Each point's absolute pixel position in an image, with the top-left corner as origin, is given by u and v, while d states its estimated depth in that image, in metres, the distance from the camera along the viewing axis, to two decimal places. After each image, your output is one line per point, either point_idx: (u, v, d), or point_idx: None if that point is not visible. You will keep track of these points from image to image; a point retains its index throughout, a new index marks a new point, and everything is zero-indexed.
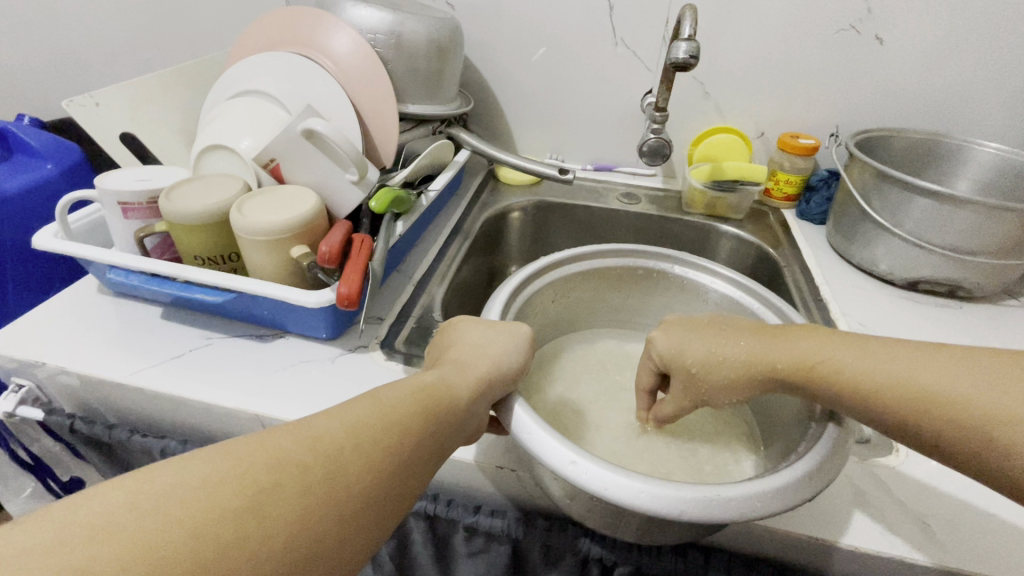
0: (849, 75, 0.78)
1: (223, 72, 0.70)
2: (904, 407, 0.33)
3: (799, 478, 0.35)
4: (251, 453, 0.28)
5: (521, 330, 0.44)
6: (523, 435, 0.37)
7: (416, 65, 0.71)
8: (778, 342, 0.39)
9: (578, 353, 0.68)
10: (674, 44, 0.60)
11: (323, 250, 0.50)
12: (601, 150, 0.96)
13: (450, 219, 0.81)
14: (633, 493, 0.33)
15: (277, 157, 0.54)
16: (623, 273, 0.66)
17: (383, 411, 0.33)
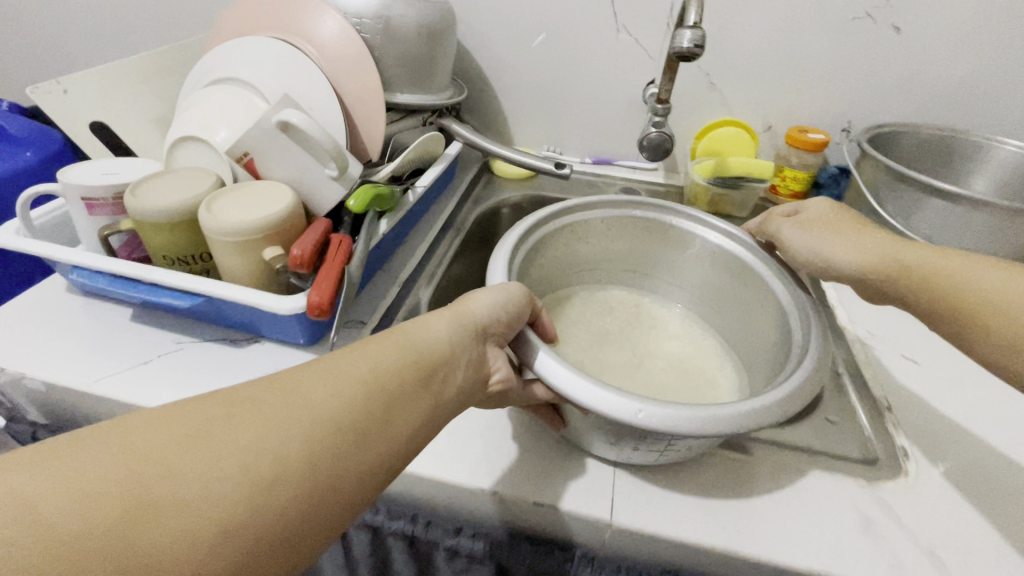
0: (863, 66, 0.74)
1: (200, 58, 0.66)
2: (993, 327, 0.41)
3: (770, 404, 0.41)
4: (228, 405, 0.29)
5: (513, 284, 0.48)
6: (577, 392, 0.40)
7: (404, 53, 0.67)
8: (903, 249, 0.48)
9: (583, 298, 0.78)
10: (679, 32, 0.56)
11: (295, 253, 0.47)
12: (601, 143, 0.92)
13: (442, 213, 0.77)
14: (695, 424, 0.39)
15: (251, 150, 0.50)
16: (608, 223, 0.73)
17: (369, 363, 0.35)
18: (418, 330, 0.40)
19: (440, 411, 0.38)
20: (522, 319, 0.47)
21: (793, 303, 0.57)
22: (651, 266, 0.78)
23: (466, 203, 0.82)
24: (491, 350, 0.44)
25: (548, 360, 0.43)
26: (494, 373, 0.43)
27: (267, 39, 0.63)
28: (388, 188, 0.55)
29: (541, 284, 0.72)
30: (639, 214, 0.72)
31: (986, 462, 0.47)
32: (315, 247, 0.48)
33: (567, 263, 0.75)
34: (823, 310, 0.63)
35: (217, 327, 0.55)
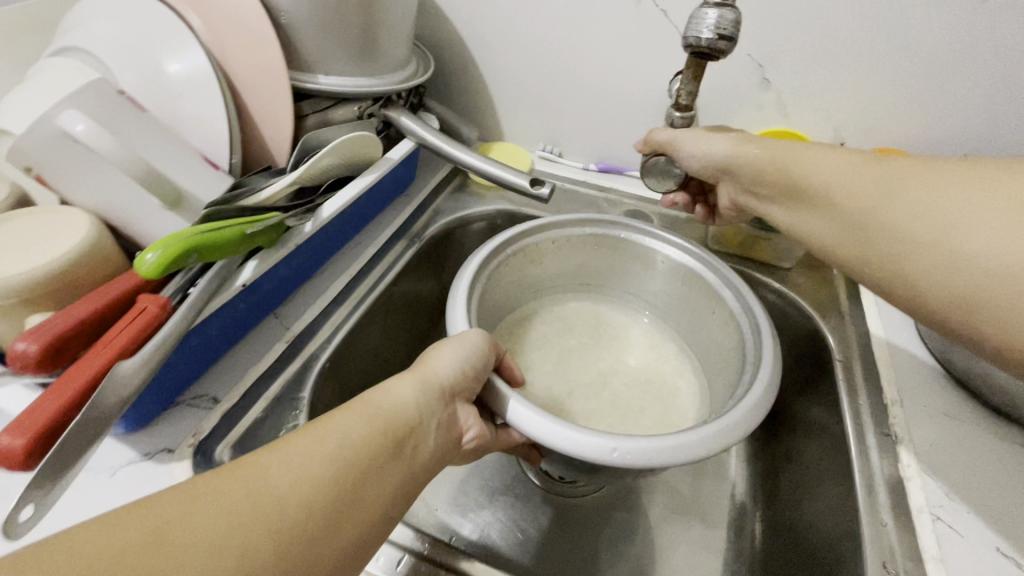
0: (1000, 67, 0.49)
1: (67, 15, 0.50)
2: (848, 224, 0.39)
3: (729, 426, 0.37)
4: (177, 500, 0.24)
5: (475, 331, 0.40)
6: (548, 439, 0.36)
7: (325, 18, 0.49)
8: (773, 144, 0.45)
9: (544, 319, 0.62)
10: (697, 12, 0.35)
11: (16, 349, 0.28)
12: (610, 145, 0.71)
13: (385, 229, 0.60)
14: (672, 455, 0.35)
15: (34, 167, 0.34)
16: (561, 243, 0.58)
17: (342, 440, 0.29)
18: (383, 393, 0.34)
19: (418, 481, 0.33)
20: (489, 367, 0.40)
21: (765, 320, 0.46)
22: (610, 283, 0.63)
23: (423, 214, 0.64)
24: (461, 407, 0.38)
25: (516, 402, 0.38)
26: (465, 432, 0.38)
27: None
28: (227, 235, 0.36)
29: (495, 315, 0.58)
30: (592, 231, 0.58)
31: None
32: (64, 333, 0.30)
33: (521, 287, 0.60)
34: (847, 383, 0.49)
35: None
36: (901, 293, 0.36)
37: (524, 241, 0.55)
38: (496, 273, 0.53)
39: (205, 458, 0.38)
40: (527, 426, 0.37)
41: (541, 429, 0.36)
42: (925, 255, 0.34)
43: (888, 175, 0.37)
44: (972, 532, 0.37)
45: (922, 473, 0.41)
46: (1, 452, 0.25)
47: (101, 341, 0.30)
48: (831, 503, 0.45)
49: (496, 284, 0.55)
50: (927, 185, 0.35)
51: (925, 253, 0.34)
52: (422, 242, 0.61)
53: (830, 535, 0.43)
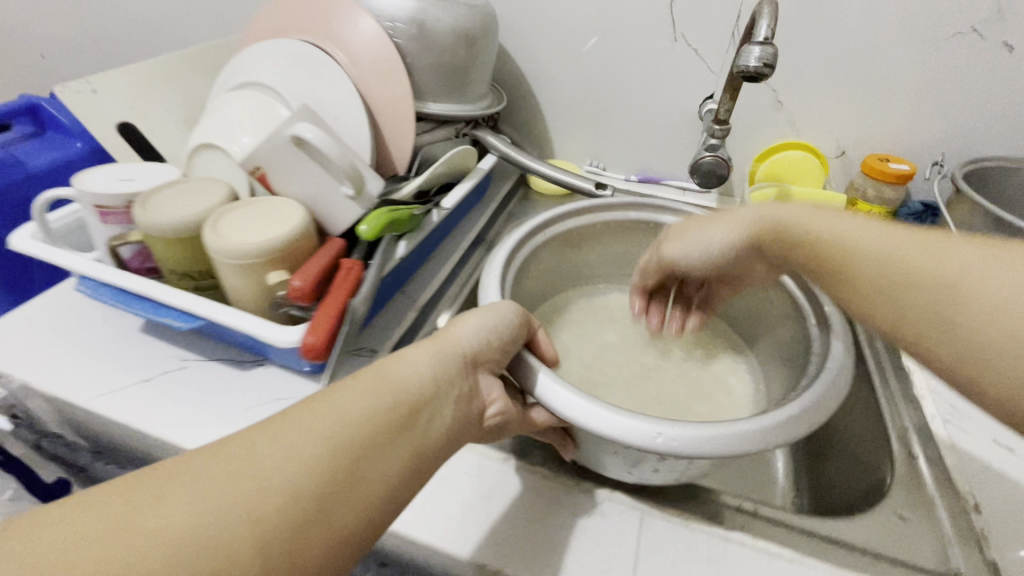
0: (963, 88, 0.64)
1: (231, 60, 0.63)
2: (884, 276, 0.33)
3: (774, 427, 0.38)
4: (202, 460, 0.28)
5: (505, 305, 0.44)
6: (586, 421, 0.38)
7: (438, 59, 0.62)
8: (773, 207, 0.42)
9: (581, 306, 0.70)
10: (746, 48, 0.49)
11: (296, 284, 0.42)
12: (647, 160, 0.84)
13: (473, 227, 0.72)
14: (715, 446, 0.37)
15: (263, 164, 0.47)
16: (603, 229, 0.67)
17: (348, 414, 0.32)
18: (396, 366, 0.36)
19: (430, 454, 0.35)
20: (517, 339, 0.43)
21: (812, 297, 0.53)
22: None
23: (498, 219, 0.77)
24: (483, 380, 0.41)
25: (547, 378, 0.41)
26: (489, 405, 0.41)
27: (297, 43, 0.60)
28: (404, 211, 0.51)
29: (533, 299, 0.66)
30: (638, 216, 0.67)
31: None
32: (319, 277, 0.43)
33: (561, 272, 0.68)
34: (866, 335, 0.61)
35: (224, 346, 0.53)
36: (940, 342, 0.30)
37: (561, 228, 0.63)
38: (530, 257, 0.61)
39: None
40: (564, 406, 0.39)
41: (585, 412, 0.38)
42: (967, 305, 0.30)
43: (909, 235, 0.34)
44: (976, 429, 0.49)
45: (933, 393, 0.53)
46: (309, 347, 0.39)
47: (335, 286, 0.43)
48: (859, 425, 0.56)
49: (535, 266, 0.62)
50: (962, 254, 0.31)
51: (957, 300, 0.30)
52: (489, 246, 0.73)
53: (862, 447, 0.54)
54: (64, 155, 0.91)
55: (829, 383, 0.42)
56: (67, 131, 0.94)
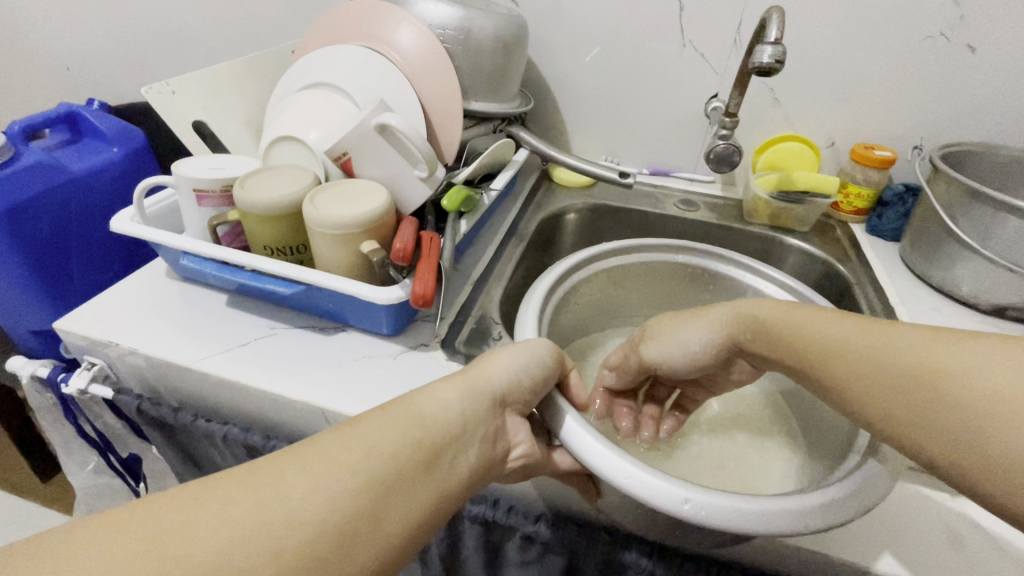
0: (935, 84, 0.73)
1: (294, 64, 0.69)
2: (860, 364, 0.35)
3: (813, 507, 0.35)
4: (236, 482, 0.29)
5: (540, 342, 0.44)
6: (613, 475, 0.36)
7: (481, 62, 0.69)
8: (752, 302, 0.43)
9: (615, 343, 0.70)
10: (759, 47, 0.57)
11: (397, 247, 0.51)
12: (658, 155, 0.93)
13: (508, 216, 0.80)
14: (755, 522, 0.34)
15: (349, 150, 0.54)
16: (641, 267, 0.66)
17: (376, 448, 0.32)
18: (426, 401, 0.37)
19: (450, 497, 0.35)
20: (547, 383, 0.44)
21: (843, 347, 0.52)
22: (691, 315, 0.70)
23: (530, 207, 0.84)
24: (510, 421, 0.41)
25: (580, 429, 0.40)
26: (514, 447, 0.41)
27: (356, 47, 0.66)
28: (469, 194, 0.60)
29: (566, 336, 0.66)
30: (685, 259, 0.66)
31: None
32: (412, 243, 0.52)
33: (596, 309, 0.68)
34: (862, 298, 0.70)
35: (306, 316, 0.58)
36: (933, 440, 0.31)
37: (593, 266, 0.62)
38: (563, 297, 0.59)
39: (450, 347, 0.55)
40: (591, 456, 0.38)
41: (616, 469, 0.36)
42: (950, 403, 0.30)
43: (882, 326, 0.36)
44: None
45: None
46: (419, 295, 0.48)
47: (426, 253, 0.51)
48: None
49: (568, 305, 0.61)
50: (911, 343, 0.33)
51: (937, 393, 0.31)
52: (526, 241, 0.76)
53: None
54: (100, 160, 0.75)
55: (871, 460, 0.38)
56: (104, 136, 0.78)
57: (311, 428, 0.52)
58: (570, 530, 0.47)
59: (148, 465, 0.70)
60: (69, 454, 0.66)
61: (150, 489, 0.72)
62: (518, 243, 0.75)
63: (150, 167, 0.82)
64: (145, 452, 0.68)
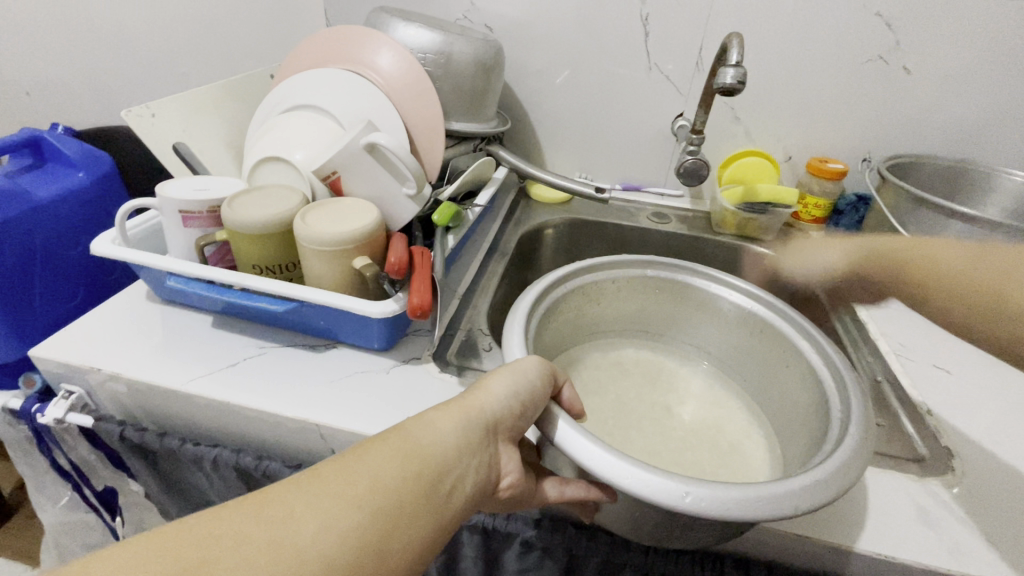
0: (876, 101, 0.80)
1: (277, 87, 0.70)
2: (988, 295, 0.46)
3: (813, 486, 0.35)
4: (240, 513, 0.27)
5: (530, 360, 0.40)
6: (610, 477, 0.34)
7: (461, 84, 0.72)
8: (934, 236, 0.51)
9: (597, 360, 0.65)
10: (722, 69, 0.62)
11: (392, 261, 0.51)
12: (629, 171, 0.97)
13: (491, 231, 0.82)
14: (751, 508, 0.33)
15: (338, 169, 0.56)
16: (620, 283, 0.63)
17: (378, 477, 0.30)
18: (422, 429, 0.34)
19: (450, 527, 0.33)
20: (542, 401, 0.39)
21: (846, 365, 0.47)
22: (668, 330, 0.67)
23: (510, 224, 0.86)
24: (502, 449, 0.38)
25: (570, 430, 0.37)
26: (502, 479, 0.37)
27: (338, 70, 0.68)
28: (455, 208, 0.62)
29: (549, 354, 0.61)
30: (654, 274, 0.63)
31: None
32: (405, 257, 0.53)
33: (577, 327, 0.63)
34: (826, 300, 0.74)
35: (295, 334, 0.58)
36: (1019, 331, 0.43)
37: (572, 281, 0.59)
38: (545, 314, 0.55)
39: (442, 360, 0.57)
40: (587, 459, 0.35)
41: (608, 466, 0.34)
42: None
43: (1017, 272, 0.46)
44: (919, 359, 0.62)
45: (885, 337, 0.66)
46: (416, 307, 0.49)
47: (420, 268, 0.53)
48: None
49: (551, 321, 0.58)
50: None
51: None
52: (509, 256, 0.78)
53: None
54: (68, 185, 0.73)
55: (854, 438, 0.39)
56: (74, 161, 0.76)
57: (306, 447, 0.51)
58: (568, 534, 0.47)
59: (123, 499, 0.67)
60: (40, 490, 0.63)
61: (126, 524, 0.69)
62: (500, 259, 0.77)
63: (119, 193, 0.80)
64: (122, 484, 0.65)
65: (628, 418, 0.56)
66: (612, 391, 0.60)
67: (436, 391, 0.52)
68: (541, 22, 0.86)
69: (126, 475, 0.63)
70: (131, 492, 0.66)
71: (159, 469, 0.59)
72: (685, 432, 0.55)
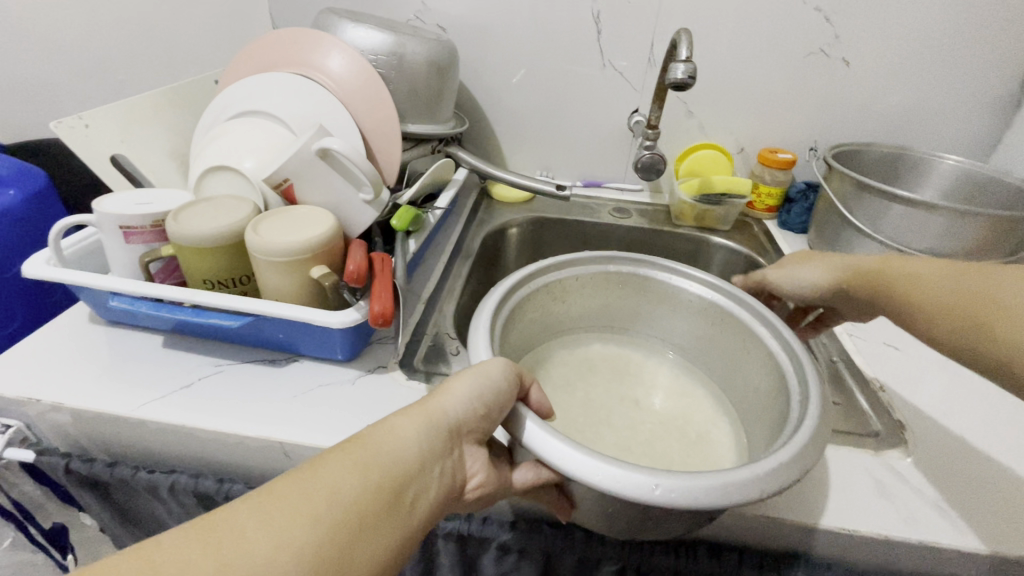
0: (819, 92, 0.83)
1: (222, 93, 0.67)
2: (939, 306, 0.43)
3: (775, 469, 0.35)
4: (185, 541, 0.26)
5: (495, 361, 0.39)
6: (579, 475, 0.34)
7: (416, 86, 0.71)
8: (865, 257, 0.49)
9: (564, 357, 0.65)
10: (674, 64, 0.63)
11: (350, 268, 0.50)
12: (589, 168, 0.98)
13: (454, 233, 0.81)
14: (718, 496, 0.33)
15: (290, 176, 0.54)
16: (584, 280, 0.63)
17: (334, 491, 0.29)
18: (381, 437, 0.33)
19: (415, 534, 0.32)
20: (508, 402, 0.38)
21: (800, 349, 0.49)
22: (633, 323, 0.68)
23: (473, 225, 0.86)
24: (467, 451, 0.37)
25: (538, 430, 0.37)
26: (469, 480, 0.37)
27: (286, 74, 0.65)
28: (415, 212, 0.61)
29: (518, 354, 0.61)
30: (617, 269, 0.63)
31: (969, 434, 0.52)
32: (364, 264, 0.52)
33: (543, 325, 0.63)
34: None
35: (253, 349, 0.56)
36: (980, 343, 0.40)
37: (536, 280, 0.58)
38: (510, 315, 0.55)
39: (409, 367, 0.56)
40: (556, 459, 0.35)
41: (578, 465, 0.34)
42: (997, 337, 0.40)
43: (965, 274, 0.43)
44: (870, 338, 0.65)
45: None
46: (377, 315, 0.48)
47: (379, 275, 0.51)
48: None
49: (517, 321, 0.57)
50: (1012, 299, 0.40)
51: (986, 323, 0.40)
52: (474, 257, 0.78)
53: None
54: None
55: (814, 419, 0.40)
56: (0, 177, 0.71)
57: (270, 466, 0.49)
58: (545, 533, 0.47)
59: (74, 535, 0.63)
60: None
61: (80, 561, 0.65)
62: (464, 260, 0.76)
63: (54, 209, 0.75)
64: (72, 519, 0.61)
65: (595, 414, 0.56)
66: (582, 387, 0.60)
67: (405, 399, 0.51)
68: (494, 21, 0.86)
69: (77, 509, 0.60)
70: (83, 527, 0.62)
71: (112, 501, 0.56)
72: (655, 424, 0.56)
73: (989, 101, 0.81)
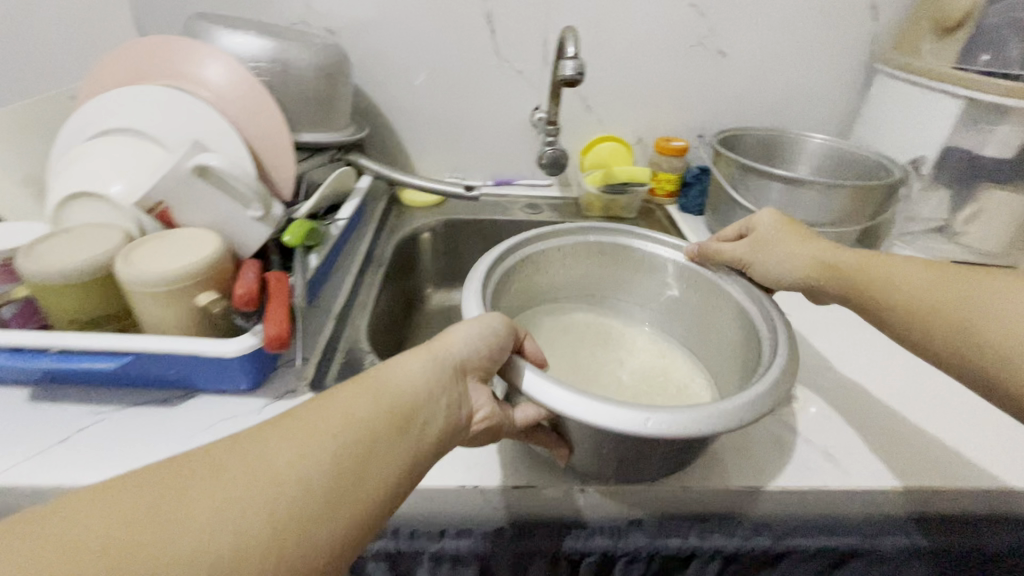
0: (702, 83, 0.89)
1: (80, 110, 0.61)
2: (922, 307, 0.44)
3: (757, 400, 0.37)
4: (186, 470, 0.27)
5: (494, 311, 0.40)
6: (572, 412, 0.35)
7: (305, 93, 0.68)
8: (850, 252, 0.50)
9: (547, 327, 0.64)
10: (562, 61, 0.65)
11: (239, 292, 0.47)
12: (498, 167, 0.98)
13: (365, 241, 0.78)
14: (704, 426, 0.35)
15: (165, 199, 0.50)
16: (567, 250, 0.63)
17: (337, 420, 0.31)
18: (388, 373, 0.34)
19: (429, 457, 0.33)
20: (508, 347, 0.39)
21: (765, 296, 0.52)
22: (612, 291, 0.67)
23: (383, 233, 0.83)
24: (472, 387, 0.37)
25: (534, 374, 0.37)
26: (477, 413, 0.37)
27: (155, 86, 0.60)
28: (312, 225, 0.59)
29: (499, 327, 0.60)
30: (598, 238, 0.63)
31: (848, 384, 0.58)
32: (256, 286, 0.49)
33: (525, 296, 0.63)
34: None
35: (144, 391, 0.51)
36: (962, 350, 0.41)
37: (514, 252, 0.57)
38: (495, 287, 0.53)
39: (320, 387, 0.53)
40: (552, 400, 0.36)
41: (576, 407, 0.35)
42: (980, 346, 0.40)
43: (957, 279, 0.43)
44: None
45: None
46: (271, 338, 0.46)
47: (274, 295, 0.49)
48: None
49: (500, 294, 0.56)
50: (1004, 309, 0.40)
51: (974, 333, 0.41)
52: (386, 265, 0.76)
53: None
54: None
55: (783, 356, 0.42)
56: None
57: None
58: (474, 536, 0.47)
59: None
60: None
61: None
62: (376, 270, 0.74)
63: None
64: None
65: (583, 382, 0.57)
66: None
67: None
68: (385, 24, 0.84)
69: None
70: None
71: None
72: None
73: (843, 85, 0.90)
